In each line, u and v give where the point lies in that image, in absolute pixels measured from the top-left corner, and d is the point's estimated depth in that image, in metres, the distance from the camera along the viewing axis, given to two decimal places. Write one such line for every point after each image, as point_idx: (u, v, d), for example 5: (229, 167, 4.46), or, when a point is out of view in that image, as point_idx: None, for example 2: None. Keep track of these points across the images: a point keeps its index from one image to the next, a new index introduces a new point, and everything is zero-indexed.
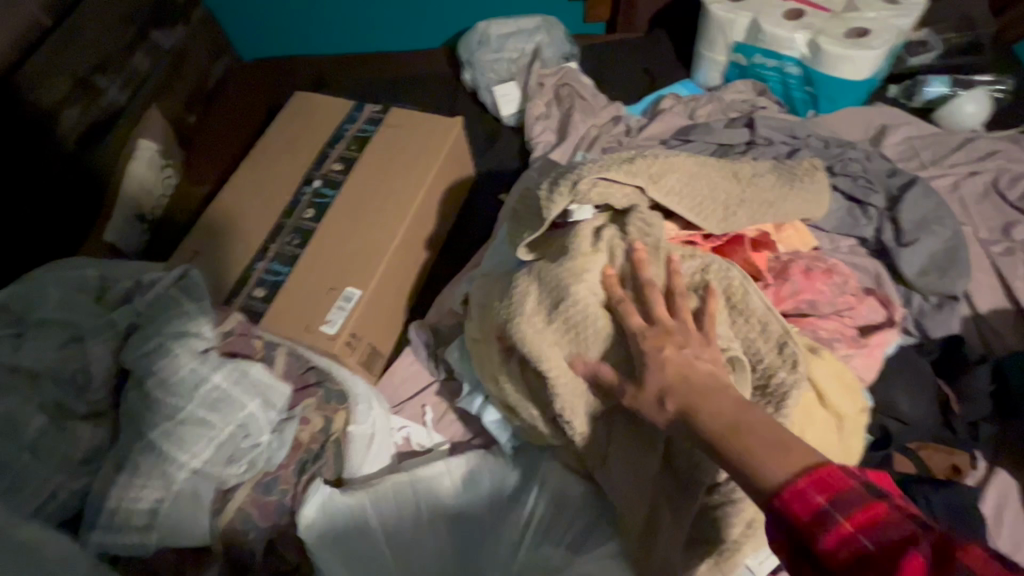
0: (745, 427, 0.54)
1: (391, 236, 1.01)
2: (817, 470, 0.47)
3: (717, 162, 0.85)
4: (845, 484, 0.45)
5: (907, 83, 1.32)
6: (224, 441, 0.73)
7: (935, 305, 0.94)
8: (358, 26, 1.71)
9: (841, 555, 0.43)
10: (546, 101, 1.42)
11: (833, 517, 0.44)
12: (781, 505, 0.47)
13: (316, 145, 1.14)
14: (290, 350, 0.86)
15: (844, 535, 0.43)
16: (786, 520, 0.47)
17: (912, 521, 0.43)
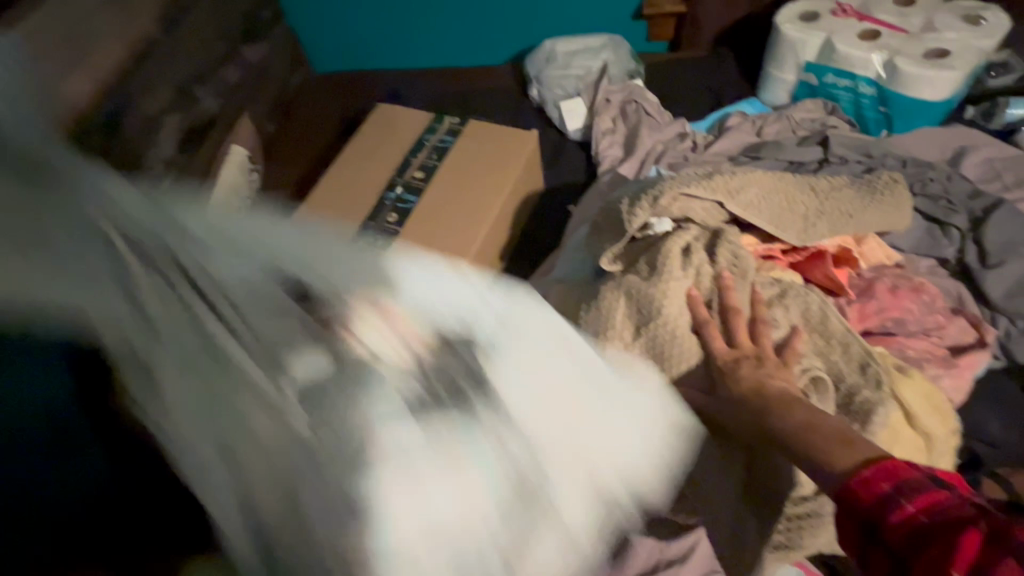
0: (813, 429, 0.57)
1: (469, 242, 1.06)
2: (882, 462, 0.51)
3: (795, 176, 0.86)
4: (906, 473, 0.49)
5: (986, 104, 1.30)
6: None
7: (1023, 330, 0.92)
8: (429, 43, 1.80)
9: (904, 527, 0.46)
10: (612, 116, 1.46)
11: (899, 501, 0.47)
12: (848, 493, 0.50)
13: (397, 155, 1.21)
14: None
15: (906, 513, 0.46)
16: (855, 506, 0.50)
17: (979, 506, 0.45)
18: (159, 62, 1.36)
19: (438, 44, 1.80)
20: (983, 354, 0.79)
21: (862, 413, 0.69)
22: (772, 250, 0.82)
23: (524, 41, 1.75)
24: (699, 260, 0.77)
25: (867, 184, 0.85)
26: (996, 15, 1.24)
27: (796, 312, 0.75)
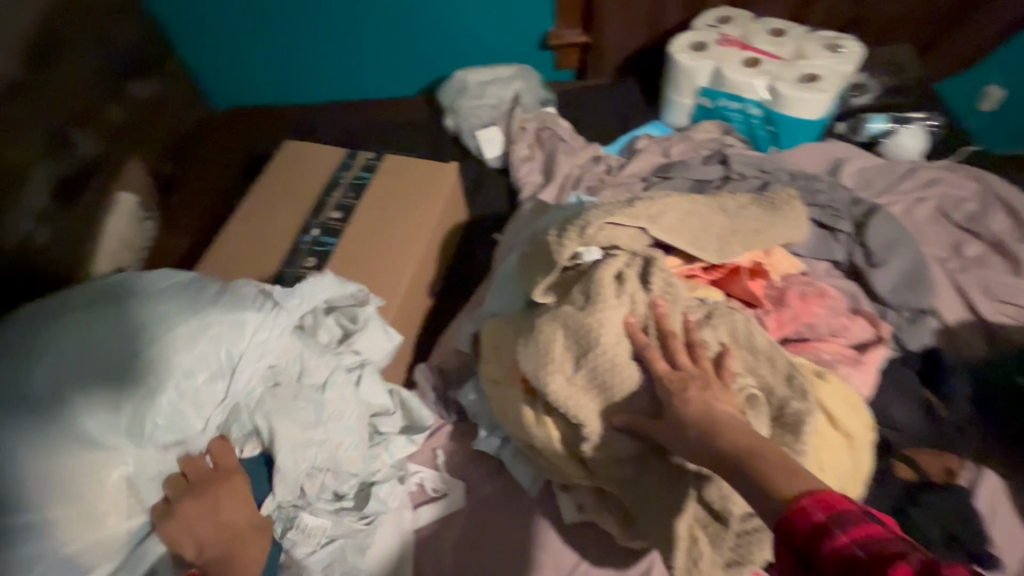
0: (758, 450, 0.58)
1: (396, 284, 1.02)
2: (819, 492, 0.51)
3: (706, 197, 0.91)
4: (843, 504, 0.49)
5: (852, 120, 1.48)
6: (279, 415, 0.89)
7: (908, 320, 1.03)
8: (337, 75, 1.75)
9: (834, 557, 0.46)
10: (529, 143, 1.49)
11: (831, 530, 0.47)
12: (783, 518, 0.51)
13: (312, 193, 1.15)
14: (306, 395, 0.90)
15: (836, 543, 0.46)
16: (788, 532, 0.50)
17: (915, 548, 0.44)
18: (30, 100, 1.21)
19: (347, 77, 1.75)
20: (883, 348, 0.87)
21: (791, 419, 0.72)
22: (692, 269, 0.87)
23: (435, 72, 1.75)
24: (633, 287, 0.79)
25: (769, 200, 0.91)
26: (852, 42, 1.41)
27: (723, 331, 0.78)
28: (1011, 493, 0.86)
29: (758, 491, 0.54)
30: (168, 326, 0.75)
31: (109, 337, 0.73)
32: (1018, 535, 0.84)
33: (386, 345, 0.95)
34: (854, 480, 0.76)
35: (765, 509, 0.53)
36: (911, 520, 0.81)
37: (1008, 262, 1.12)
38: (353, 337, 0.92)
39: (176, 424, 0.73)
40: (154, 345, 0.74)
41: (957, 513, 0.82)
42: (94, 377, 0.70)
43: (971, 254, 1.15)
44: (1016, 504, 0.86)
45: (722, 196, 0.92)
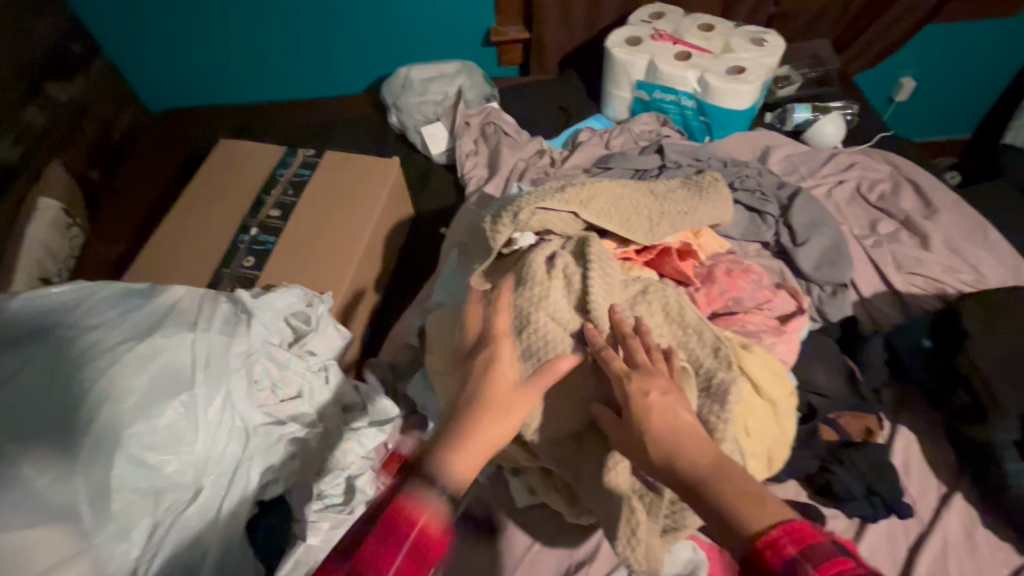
0: (725, 471, 0.58)
1: (337, 279, 1.00)
2: (790, 522, 0.52)
3: (636, 184, 0.94)
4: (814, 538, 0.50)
5: (779, 111, 1.57)
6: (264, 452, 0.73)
7: (830, 294, 1.10)
8: (275, 73, 1.71)
9: None
10: (474, 138, 1.50)
11: (802, 566, 0.48)
12: (753, 547, 0.52)
13: (250, 192, 1.13)
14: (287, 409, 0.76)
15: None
16: (755, 560, 0.51)
17: None
18: None
19: (286, 75, 1.72)
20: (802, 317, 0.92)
21: (717, 389, 0.76)
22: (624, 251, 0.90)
23: (378, 69, 1.73)
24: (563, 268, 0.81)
25: (696, 182, 0.96)
26: (775, 36, 1.49)
27: (657, 308, 0.82)
28: (922, 446, 0.93)
29: (724, 514, 0.55)
30: (113, 357, 0.64)
31: (33, 379, 0.60)
32: (930, 484, 0.91)
33: (339, 342, 0.87)
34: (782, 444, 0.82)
35: (732, 537, 0.54)
36: (836, 476, 0.88)
37: (917, 237, 1.22)
38: (305, 338, 0.83)
39: (154, 459, 0.63)
40: (101, 380, 0.62)
41: (876, 468, 0.89)
42: (37, 433, 0.58)
43: (885, 231, 1.24)
44: (927, 456, 0.93)
45: (652, 182, 0.96)
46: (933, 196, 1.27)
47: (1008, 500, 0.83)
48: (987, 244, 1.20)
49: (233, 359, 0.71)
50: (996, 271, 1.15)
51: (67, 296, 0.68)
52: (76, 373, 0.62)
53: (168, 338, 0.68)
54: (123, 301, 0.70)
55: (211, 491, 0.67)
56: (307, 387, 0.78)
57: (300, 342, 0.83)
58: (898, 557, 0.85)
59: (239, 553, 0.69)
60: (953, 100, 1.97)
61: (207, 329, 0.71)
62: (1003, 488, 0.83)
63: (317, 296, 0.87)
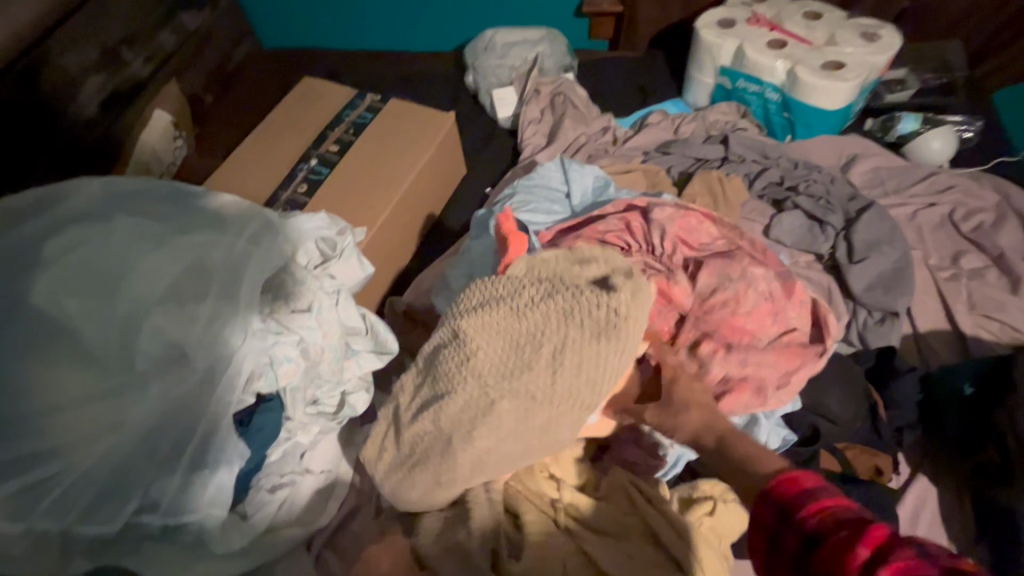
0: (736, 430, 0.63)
1: (374, 215, 1.08)
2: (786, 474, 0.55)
3: (500, 396, 0.62)
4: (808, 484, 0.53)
5: (884, 118, 1.40)
6: (270, 351, 0.77)
7: (877, 320, 1.01)
8: (372, 23, 1.80)
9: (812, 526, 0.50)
10: (541, 107, 1.49)
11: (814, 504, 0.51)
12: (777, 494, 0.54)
13: (318, 126, 1.23)
14: (296, 315, 0.80)
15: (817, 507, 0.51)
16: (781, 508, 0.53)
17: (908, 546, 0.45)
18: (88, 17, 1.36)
19: (382, 26, 1.81)
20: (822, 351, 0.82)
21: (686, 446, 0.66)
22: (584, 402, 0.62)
23: (467, 30, 1.77)
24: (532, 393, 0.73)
25: (582, 320, 0.59)
26: (890, 32, 1.33)
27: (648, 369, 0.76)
28: (940, 501, 0.84)
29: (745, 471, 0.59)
30: (156, 241, 0.73)
31: (89, 251, 0.69)
32: (938, 543, 0.81)
33: (359, 273, 0.92)
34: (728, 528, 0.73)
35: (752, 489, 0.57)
36: None
37: (1007, 278, 1.06)
38: (329, 262, 0.89)
39: (168, 330, 0.70)
40: (138, 259, 0.71)
41: (875, 511, 0.82)
42: (81, 289, 0.67)
43: (968, 266, 1.09)
44: (944, 513, 0.83)
45: (520, 372, 0.61)
46: None
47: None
48: None
49: (252, 266, 0.77)
50: None
51: (133, 186, 0.79)
52: (120, 248, 0.71)
53: (202, 238, 0.76)
54: (177, 200, 0.80)
55: (204, 375, 0.71)
56: (316, 303, 0.82)
57: (324, 264, 0.88)
58: None
59: (224, 437, 0.73)
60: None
61: (237, 236, 0.78)
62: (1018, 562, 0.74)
63: (347, 227, 0.93)
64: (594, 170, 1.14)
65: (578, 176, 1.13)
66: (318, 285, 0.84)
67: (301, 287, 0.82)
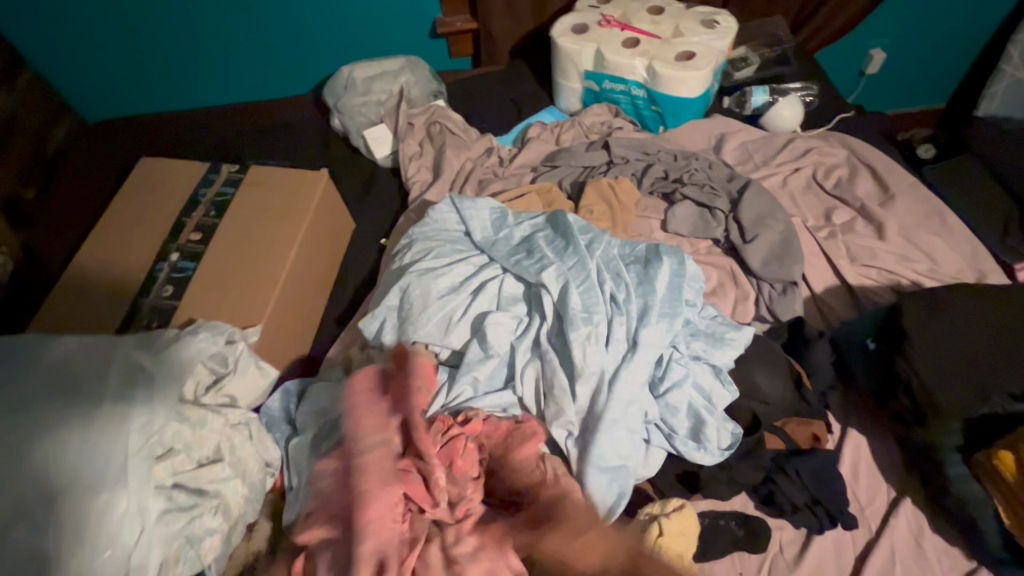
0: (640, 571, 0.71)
1: (259, 304, 0.95)
2: None
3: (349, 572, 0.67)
4: None
5: (737, 94, 1.50)
6: (179, 526, 0.70)
7: (780, 291, 1.07)
8: (210, 75, 1.61)
9: None
10: (419, 140, 1.42)
11: None
12: None
13: (171, 214, 1.08)
14: (203, 471, 0.73)
15: None
16: None
17: None
18: None
19: (223, 77, 1.62)
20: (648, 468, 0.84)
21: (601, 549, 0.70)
22: None
23: (321, 68, 1.64)
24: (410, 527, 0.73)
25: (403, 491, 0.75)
26: (726, 17, 1.42)
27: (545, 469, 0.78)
28: (871, 449, 0.90)
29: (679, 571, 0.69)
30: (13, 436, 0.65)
31: None
32: (880, 488, 0.88)
33: (261, 383, 0.84)
34: (684, 530, 0.78)
35: None
36: (778, 486, 0.86)
37: (872, 226, 1.18)
38: (223, 381, 0.81)
39: (46, 539, 0.62)
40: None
41: (822, 477, 0.87)
42: None
43: (839, 221, 1.19)
44: (878, 458, 0.90)
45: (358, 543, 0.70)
46: (889, 180, 1.22)
47: (953, 503, 0.80)
48: (944, 229, 1.16)
49: (133, 432, 0.69)
50: (952, 261, 1.11)
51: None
52: None
53: (60, 417, 0.67)
54: (24, 368, 0.71)
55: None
56: (224, 445, 0.76)
57: (218, 386, 0.80)
58: (844, 566, 0.83)
59: None
60: (931, 66, 1.83)
61: (101, 397, 0.70)
62: (947, 493, 0.81)
63: (239, 332, 0.85)
64: (489, 202, 1.08)
65: (474, 207, 1.06)
66: (218, 418, 0.77)
67: (203, 435, 0.75)
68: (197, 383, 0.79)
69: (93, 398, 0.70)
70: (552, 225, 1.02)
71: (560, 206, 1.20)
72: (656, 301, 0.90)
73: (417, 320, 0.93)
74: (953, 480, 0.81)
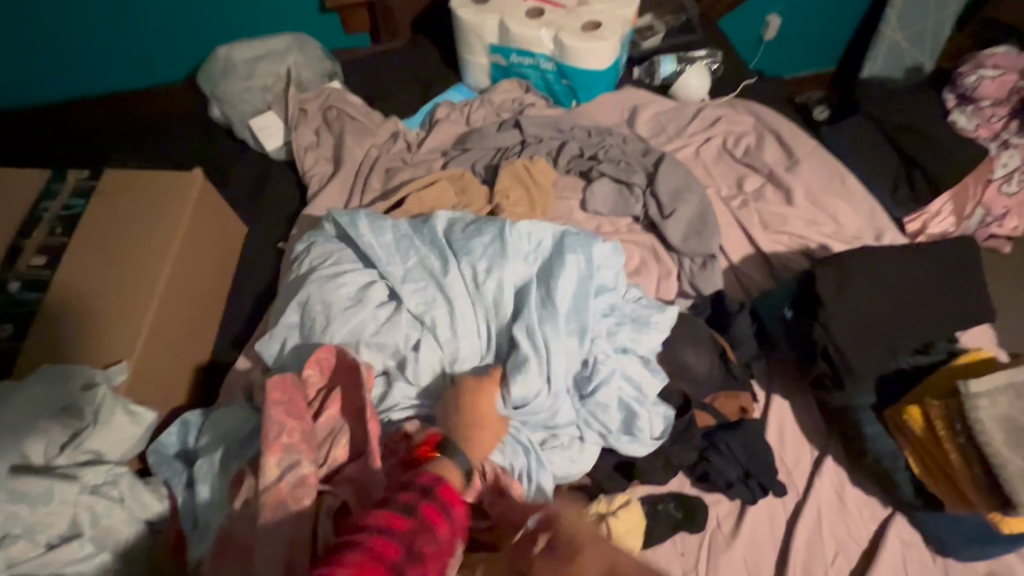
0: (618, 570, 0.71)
1: (123, 339, 0.81)
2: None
3: None
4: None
5: (646, 65, 1.47)
6: None
7: (701, 265, 1.06)
8: (48, 60, 1.35)
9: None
10: (314, 128, 1.28)
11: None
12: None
13: (4, 236, 0.90)
14: (59, 550, 0.65)
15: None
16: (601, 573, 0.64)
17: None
18: None
19: (67, 60, 1.37)
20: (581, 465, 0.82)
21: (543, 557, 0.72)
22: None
23: (192, 49, 1.43)
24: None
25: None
26: None
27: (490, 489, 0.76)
28: (794, 413, 0.93)
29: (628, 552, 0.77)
30: None
31: None
32: (803, 449, 0.91)
33: (130, 434, 0.73)
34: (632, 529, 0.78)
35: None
36: (712, 463, 0.86)
37: (781, 191, 1.20)
38: (81, 437, 0.70)
39: None
40: None
41: (753, 449, 0.87)
42: None
43: (751, 188, 1.21)
44: (801, 421, 0.93)
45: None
46: (794, 144, 1.25)
47: (869, 457, 0.85)
48: (845, 190, 1.20)
49: None
50: (853, 220, 1.16)
51: None
52: None
53: None
54: None
55: None
56: (82, 516, 0.67)
57: (76, 442, 0.70)
58: (776, 530, 0.86)
59: None
60: (822, 31, 1.90)
61: None
62: (864, 449, 0.85)
63: (96, 373, 0.74)
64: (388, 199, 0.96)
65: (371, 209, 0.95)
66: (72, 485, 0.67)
67: (56, 508, 0.66)
68: (47, 446, 0.69)
69: None
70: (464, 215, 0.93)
71: (474, 192, 1.12)
72: (572, 296, 0.85)
73: (323, 336, 0.84)
74: (868, 437, 0.84)
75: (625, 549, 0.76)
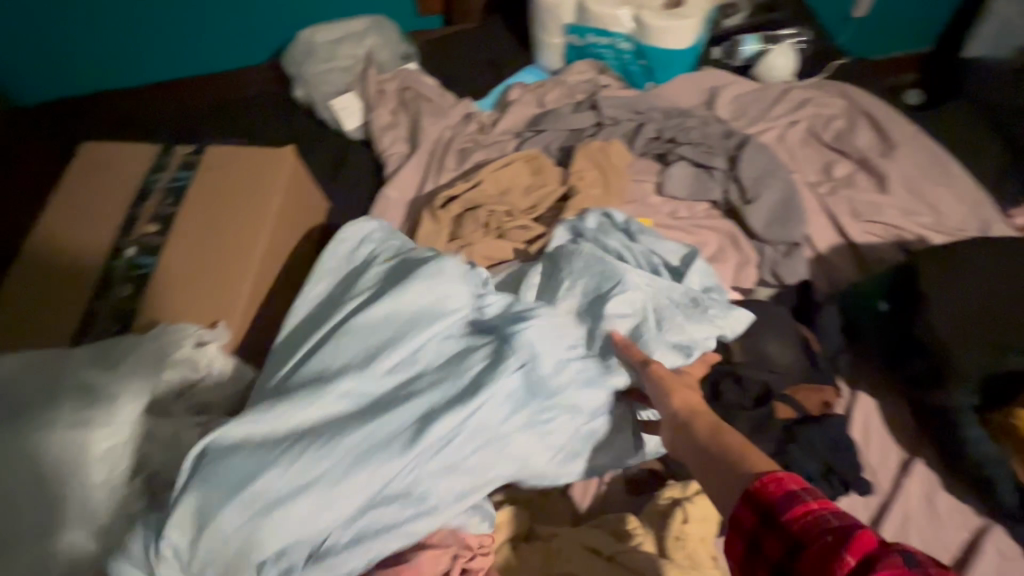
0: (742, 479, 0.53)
1: (224, 303, 0.88)
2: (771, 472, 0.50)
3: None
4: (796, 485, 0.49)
5: (727, 44, 1.41)
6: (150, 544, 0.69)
7: (783, 253, 1.02)
8: (153, 43, 1.43)
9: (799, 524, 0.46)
10: (391, 108, 1.32)
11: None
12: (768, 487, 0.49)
13: (121, 205, 0.97)
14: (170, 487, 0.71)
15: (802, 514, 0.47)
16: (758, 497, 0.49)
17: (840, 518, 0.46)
18: None
19: (168, 44, 1.44)
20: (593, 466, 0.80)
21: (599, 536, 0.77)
22: None
23: (281, 33, 1.49)
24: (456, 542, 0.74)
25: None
26: None
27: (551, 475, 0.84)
28: (882, 413, 0.89)
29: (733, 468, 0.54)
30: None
31: None
32: (890, 450, 0.87)
33: (233, 391, 0.80)
34: (706, 521, 0.76)
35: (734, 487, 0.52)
36: (792, 457, 0.82)
37: (874, 179, 1.13)
38: (193, 387, 0.77)
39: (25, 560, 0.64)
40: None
41: (837, 445, 0.84)
42: None
43: (840, 175, 1.14)
44: (888, 422, 0.89)
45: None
46: (890, 129, 1.17)
47: (967, 463, 0.80)
48: (948, 178, 1.11)
49: (97, 460, 0.69)
50: (957, 211, 1.08)
51: None
52: None
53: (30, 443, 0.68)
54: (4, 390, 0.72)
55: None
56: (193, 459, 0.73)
57: (188, 392, 0.76)
58: None
59: None
60: (920, 7, 1.75)
61: (55, 425, 0.69)
62: (964, 452, 0.80)
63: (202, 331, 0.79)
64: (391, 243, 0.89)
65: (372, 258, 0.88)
66: (194, 428, 0.73)
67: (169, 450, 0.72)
68: (162, 394, 0.75)
69: (57, 420, 0.69)
70: (420, 280, 0.80)
71: (548, 173, 1.13)
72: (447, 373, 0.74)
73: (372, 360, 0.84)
74: (969, 440, 0.79)
75: (699, 534, 0.75)
